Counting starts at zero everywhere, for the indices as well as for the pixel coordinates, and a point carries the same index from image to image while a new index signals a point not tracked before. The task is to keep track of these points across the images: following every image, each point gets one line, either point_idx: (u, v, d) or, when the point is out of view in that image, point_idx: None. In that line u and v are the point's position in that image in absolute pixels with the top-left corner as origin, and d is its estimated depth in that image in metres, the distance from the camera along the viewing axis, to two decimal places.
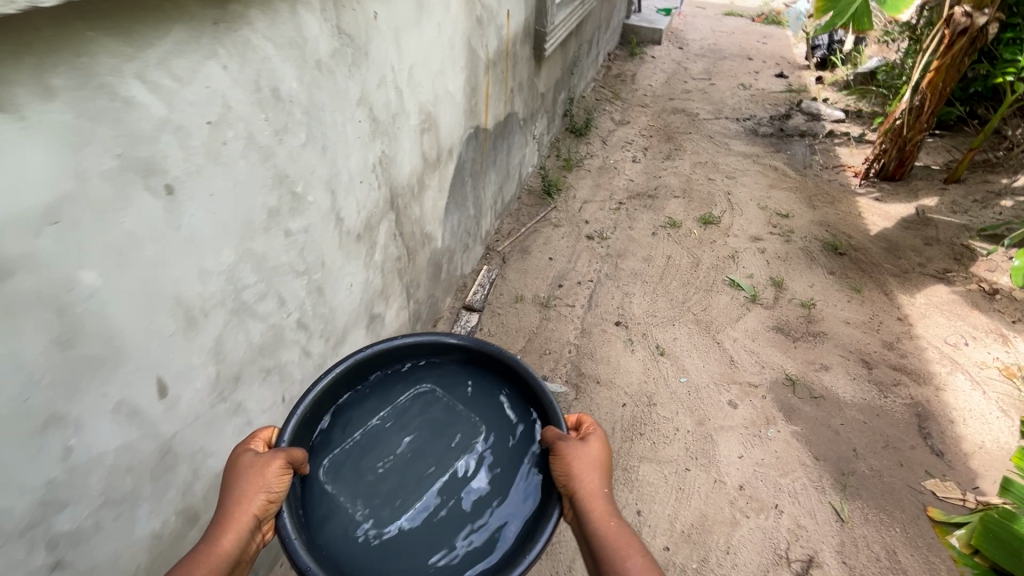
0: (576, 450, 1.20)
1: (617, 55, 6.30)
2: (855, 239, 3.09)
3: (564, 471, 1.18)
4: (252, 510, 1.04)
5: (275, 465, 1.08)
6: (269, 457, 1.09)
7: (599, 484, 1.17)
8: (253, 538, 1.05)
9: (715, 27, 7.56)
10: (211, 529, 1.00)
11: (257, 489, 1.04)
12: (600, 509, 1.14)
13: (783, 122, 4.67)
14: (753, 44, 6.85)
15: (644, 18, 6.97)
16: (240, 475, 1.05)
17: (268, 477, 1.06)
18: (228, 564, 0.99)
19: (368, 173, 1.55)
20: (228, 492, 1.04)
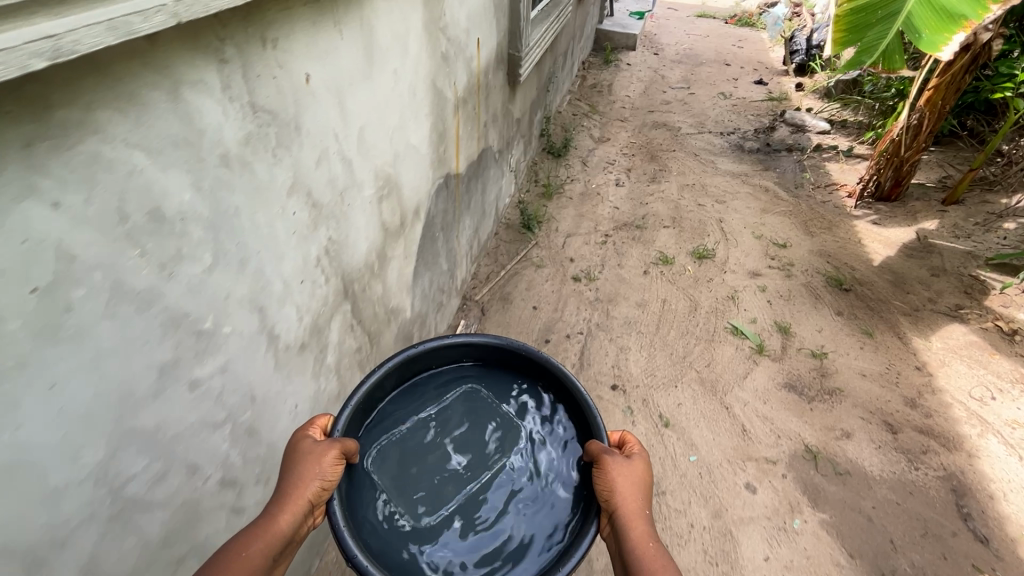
0: (618, 468, 1.23)
1: (591, 63, 6.03)
2: (858, 271, 2.89)
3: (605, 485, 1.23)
4: (307, 495, 1.09)
5: (331, 455, 1.15)
6: (327, 446, 1.15)
7: (640, 506, 1.19)
8: (304, 521, 1.10)
9: (689, 30, 7.36)
10: (270, 508, 1.04)
11: (313, 474, 1.10)
12: (638, 529, 1.14)
13: (769, 135, 4.47)
14: (730, 49, 6.67)
15: (617, 23, 6.71)
16: (299, 459, 1.12)
17: (323, 466, 1.12)
18: (281, 543, 1.03)
19: (310, 269, 1.22)
20: (288, 474, 1.10)
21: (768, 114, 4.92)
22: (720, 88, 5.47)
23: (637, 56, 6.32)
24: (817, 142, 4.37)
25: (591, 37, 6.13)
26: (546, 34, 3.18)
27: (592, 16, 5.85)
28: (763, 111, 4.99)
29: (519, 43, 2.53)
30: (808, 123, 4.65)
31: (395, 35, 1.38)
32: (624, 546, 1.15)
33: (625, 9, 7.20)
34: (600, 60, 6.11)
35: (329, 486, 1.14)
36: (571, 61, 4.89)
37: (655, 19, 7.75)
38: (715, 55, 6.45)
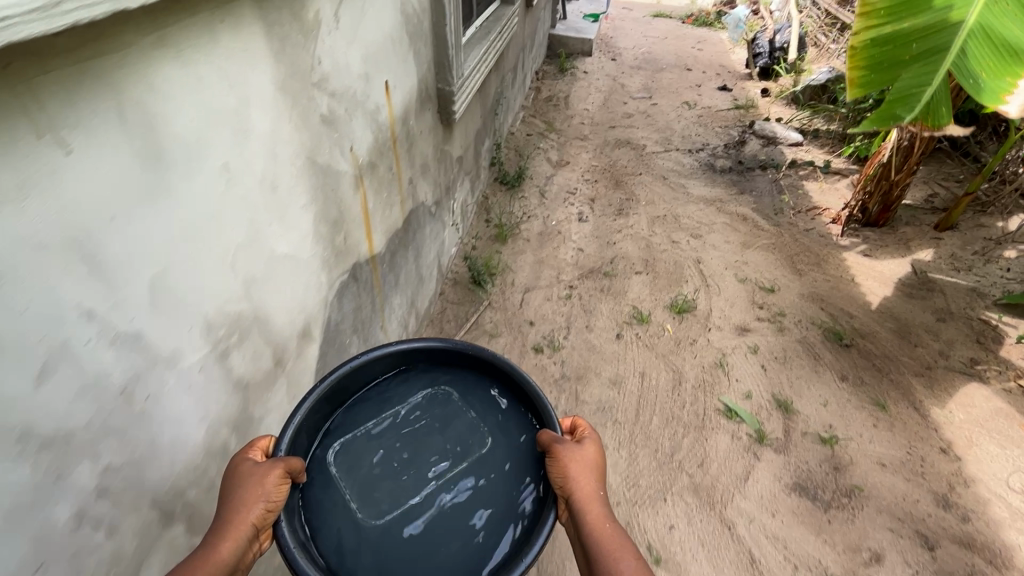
0: (570, 451, 1.09)
1: (546, 72, 5.57)
2: (857, 318, 2.53)
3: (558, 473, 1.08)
4: (251, 520, 0.95)
5: (275, 473, 1.00)
6: (270, 465, 1.00)
7: (595, 487, 1.06)
8: (250, 548, 0.96)
9: (647, 32, 6.99)
10: (208, 537, 0.90)
11: (256, 496, 0.96)
12: (595, 515, 1.02)
13: (740, 151, 4.11)
14: (689, 52, 6.32)
15: (570, 27, 6.28)
16: (237, 481, 0.97)
17: (267, 486, 0.97)
18: (226, 574, 0.89)
19: (62, 542, 0.71)
20: (224, 501, 0.94)
21: (737, 125, 4.56)
22: (684, 96, 5.10)
23: (594, 63, 5.90)
24: (791, 157, 4.04)
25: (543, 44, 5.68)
26: (488, 55, 2.71)
27: (543, 22, 5.39)
28: (730, 122, 4.63)
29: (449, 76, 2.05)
30: (780, 135, 4.31)
31: (196, 108, 0.83)
32: (583, 537, 1.01)
33: (578, 11, 6.78)
34: (554, 69, 5.66)
35: (275, 508, 1.00)
36: (522, 74, 4.42)
37: (610, 21, 7.35)
38: (675, 59, 6.09)
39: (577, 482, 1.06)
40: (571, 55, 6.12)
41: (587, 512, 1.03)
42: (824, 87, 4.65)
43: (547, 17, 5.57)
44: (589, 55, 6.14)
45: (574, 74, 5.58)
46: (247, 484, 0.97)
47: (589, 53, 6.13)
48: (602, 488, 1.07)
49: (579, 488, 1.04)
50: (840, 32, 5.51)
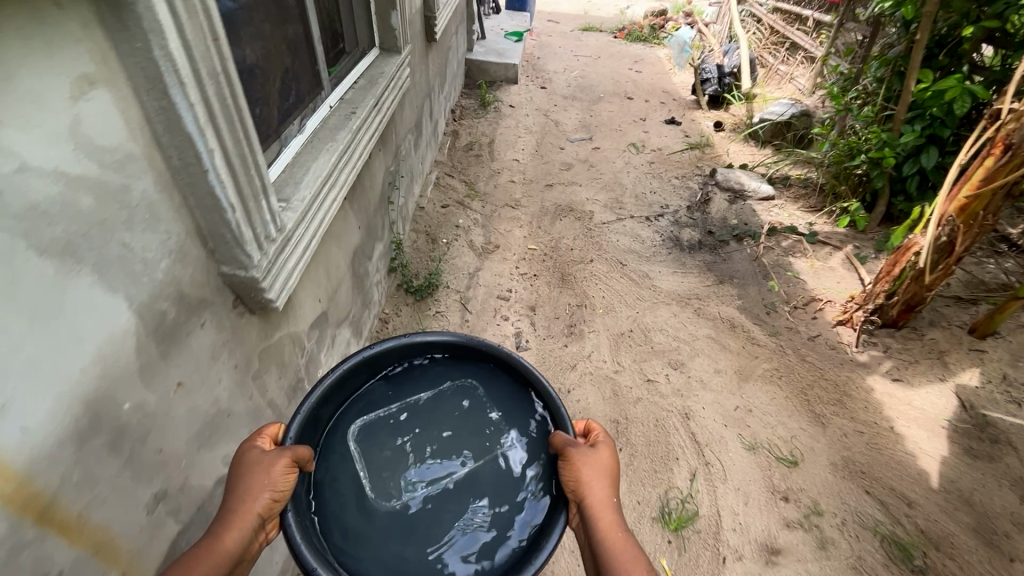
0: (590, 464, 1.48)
1: (463, 108, 4.61)
2: (918, 509, 1.81)
3: (576, 475, 1.50)
4: (255, 509, 1.32)
5: (278, 466, 1.36)
6: (273, 460, 1.37)
7: (602, 503, 1.41)
8: (255, 535, 1.33)
9: (577, 51, 6.19)
10: (219, 525, 1.27)
11: (263, 486, 1.33)
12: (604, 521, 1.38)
13: (707, 215, 3.35)
14: (627, 75, 5.58)
15: (491, 50, 5.37)
16: (249, 477, 1.34)
17: (272, 478, 1.35)
18: (233, 557, 1.25)
19: None
20: (240, 489, 1.32)
21: (696, 175, 3.82)
22: (630, 136, 4.32)
23: (521, 93, 5.00)
24: (768, 221, 3.33)
25: (458, 75, 4.72)
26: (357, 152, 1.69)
27: (455, 49, 4.43)
28: (687, 170, 3.88)
29: (251, 225, 1.30)
30: (750, 188, 3.60)
31: None
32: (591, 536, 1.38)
33: (498, 30, 5.89)
34: (474, 103, 4.71)
35: (279, 498, 1.38)
36: (430, 125, 3.45)
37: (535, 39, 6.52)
38: (612, 84, 5.31)
39: (592, 493, 1.44)
40: (493, 83, 5.20)
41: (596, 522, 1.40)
42: (787, 125, 4.05)
43: (459, 41, 4.61)
44: (514, 83, 5.25)
45: (499, 110, 4.66)
46: (253, 477, 1.36)
47: (514, 80, 5.24)
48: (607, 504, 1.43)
49: (599, 505, 1.42)
50: (791, 53, 4.97)
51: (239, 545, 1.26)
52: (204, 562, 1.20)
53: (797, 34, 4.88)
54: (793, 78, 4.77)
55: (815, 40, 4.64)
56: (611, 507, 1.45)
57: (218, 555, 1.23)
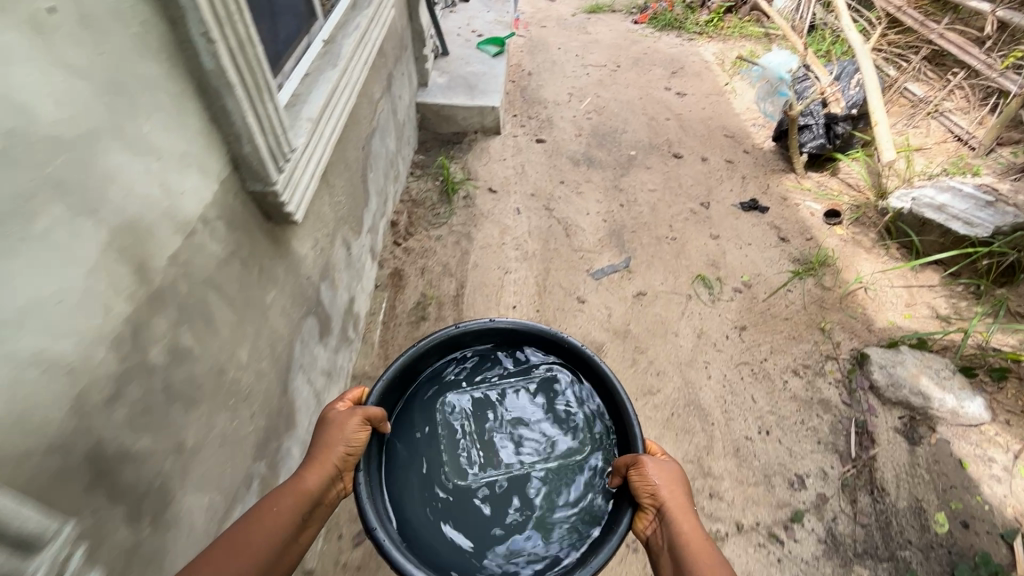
0: (652, 471, 1.19)
1: (416, 208, 2.83)
2: None
3: (645, 486, 1.18)
4: (333, 460, 1.19)
5: (354, 421, 1.24)
6: (351, 413, 1.25)
7: (687, 508, 1.14)
8: (332, 484, 1.20)
9: (586, 59, 4.26)
10: (299, 471, 1.15)
11: (350, 433, 1.22)
12: (693, 538, 1.09)
13: (888, 507, 1.70)
14: (667, 100, 3.71)
15: (458, 83, 3.49)
16: (336, 422, 1.22)
17: (346, 432, 1.21)
18: (310, 501, 1.12)
19: None
20: (326, 437, 1.20)
21: (837, 364, 2.13)
22: (692, 256, 2.59)
23: (508, 160, 3.20)
24: (1011, 518, 1.70)
25: (403, 150, 2.92)
26: None
27: (390, 118, 2.62)
28: (811, 348, 2.18)
29: None
30: (947, 410, 1.93)
31: None
32: (680, 559, 1.07)
33: (468, 42, 3.97)
34: (432, 195, 2.93)
35: (354, 453, 1.24)
36: (328, 344, 1.76)
37: (526, 40, 4.58)
38: (648, 124, 3.45)
39: (667, 498, 1.15)
40: (464, 141, 3.37)
41: (683, 536, 1.10)
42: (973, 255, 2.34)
43: (397, 95, 2.79)
44: (496, 135, 3.43)
45: (474, 205, 2.90)
46: (331, 430, 1.22)
47: (495, 130, 3.41)
48: (692, 508, 1.16)
49: (679, 526, 1.11)
50: (943, 70, 3.15)
51: (317, 490, 1.14)
52: (271, 539, 1.02)
53: (956, 40, 2.99)
54: (941, 111, 3.06)
55: (994, 58, 2.76)
56: (694, 524, 1.12)
57: (297, 499, 1.10)
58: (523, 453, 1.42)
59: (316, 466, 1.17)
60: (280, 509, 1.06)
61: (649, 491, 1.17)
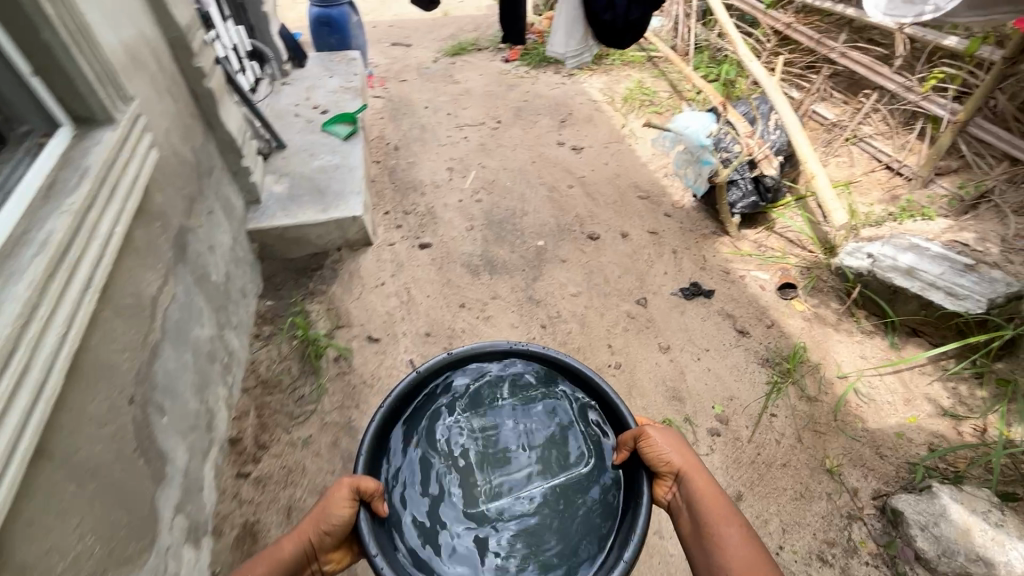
0: (665, 446, 1.14)
1: (268, 397, 2.02)
2: None
3: (663, 463, 1.12)
4: (310, 532, 1.10)
5: (343, 494, 1.07)
6: (340, 485, 1.08)
7: (694, 459, 1.19)
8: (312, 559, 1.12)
9: (461, 117, 3.62)
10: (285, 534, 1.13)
11: (334, 511, 1.06)
12: (705, 488, 1.15)
13: None
14: (564, 159, 3.16)
15: (303, 189, 2.69)
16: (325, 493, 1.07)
17: (333, 502, 1.06)
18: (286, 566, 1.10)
19: None
20: (318, 513, 1.08)
21: (866, 529, 1.63)
22: (648, 388, 2.02)
23: (387, 284, 2.47)
24: None
25: (234, 316, 2.09)
26: None
27: (196, 292, 1.80)
28: (828, 509, 1.67)
29: None
30: None
31: None
32: (696, 512, 1.14)
33: (311, 124, 3.16)
34: (289, 367, 2.12)
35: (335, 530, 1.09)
36: None
37: (385, 103, 3.85)
38: (549, 198, 2.87)
39: (678, 459, 1.15)
40: (325, 265, 2.58)
41: (696, 487, 1.15)
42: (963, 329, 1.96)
43: (207, 249, 1.96)
44: (366, 246, 2.67)
45: (351, 369, 2.14)
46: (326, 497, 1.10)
47: (363, 242, 2.65)
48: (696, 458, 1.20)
49: (697, 486, 1.15)
50: (850, 89, 2.86)
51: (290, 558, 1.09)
52: None
53: (863, 59, 2.68)
54: (860, 136, 2.75)
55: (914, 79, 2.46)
56: (702, 472, 1.18)
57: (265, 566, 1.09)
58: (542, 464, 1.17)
59: (298, 531, 1.12)
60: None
61: (667, 464, 1.13)
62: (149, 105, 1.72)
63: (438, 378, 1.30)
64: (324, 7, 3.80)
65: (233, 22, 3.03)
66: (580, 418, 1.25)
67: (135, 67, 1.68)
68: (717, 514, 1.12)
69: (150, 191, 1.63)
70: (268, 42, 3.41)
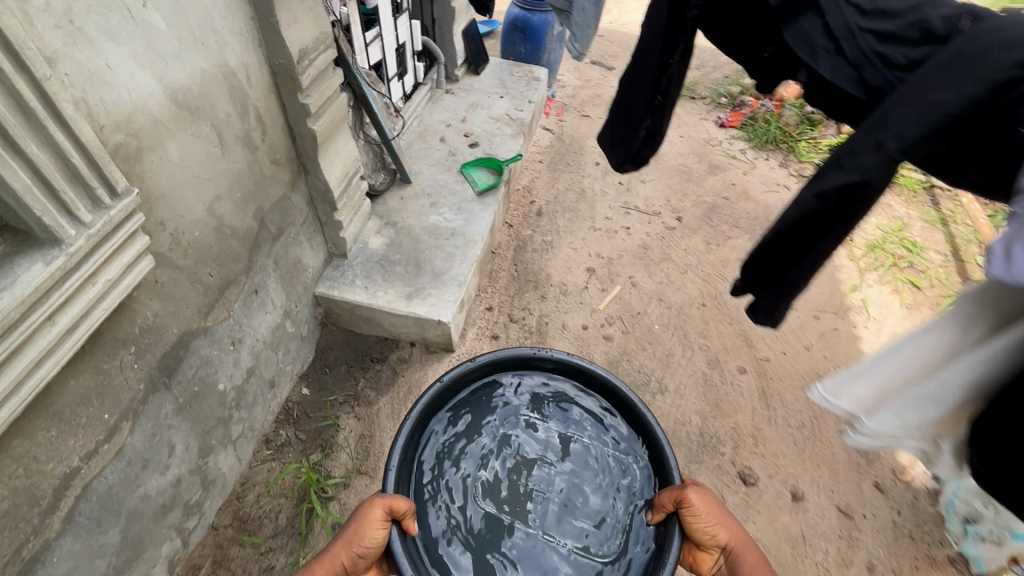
0: (708, 526, 1.13)
1: (236, 546, 1.56)
2: None
3: (705, 535, 1.15)
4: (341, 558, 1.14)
5: (376, 518, 1.12)
6: (371, 506, 1.13)
7: (738, 529, 1.18)
8: None
9: (633, 194, 2.79)
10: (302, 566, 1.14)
11: (368, 530, 1.12)
12: (752, 561, 1.15)
13: None
14: (749, 315, 2.21)
15: (402, 252, 2.14)
16: (355, 514, 1.13)
17: (373, 525, 1.11)
18: None
19: None
20: (349, 531, 1.13)
21: None
22: None
23: None
24: None
25: (241, 423, 1.63)
26: None
27: (176, 422, 1.33)
28: None
29: None
30: None
31: None
32: None
33: (452, 157, 2.58)
34: (279, 509, 1.65)
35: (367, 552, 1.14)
36: None
37: (552, 140, 3.13)
38: (703, 377, 1.99)
39: (720, 530, 1.16)
40: (389, 360, 2.04)
41: (745, 563, 1.15)
42: None
43: (227, 347, 1.49)
44: (445, 352, 2.06)
45: None
46: (357, 523, 1.12)
47: (443, 346, 2.04)
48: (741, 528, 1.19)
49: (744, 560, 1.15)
50: None
51: None
52: None
53: None
54: None
55: None
56: (749, 546, 1.17)
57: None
58: (560, 473, 1.27)
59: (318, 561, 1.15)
60: None
61: (708, 536, 1.15)
62: (190, 172, 1.22)
63: (456, 390, 1.36)
64: (526, 10, 3.14)
65: (407, 16, 2.50)
66: (589, 421, 1.36)
67: (183, 121, 1.17)
68: None
69: (136, 303, 1.14)
70: (445, 42, 2.86)
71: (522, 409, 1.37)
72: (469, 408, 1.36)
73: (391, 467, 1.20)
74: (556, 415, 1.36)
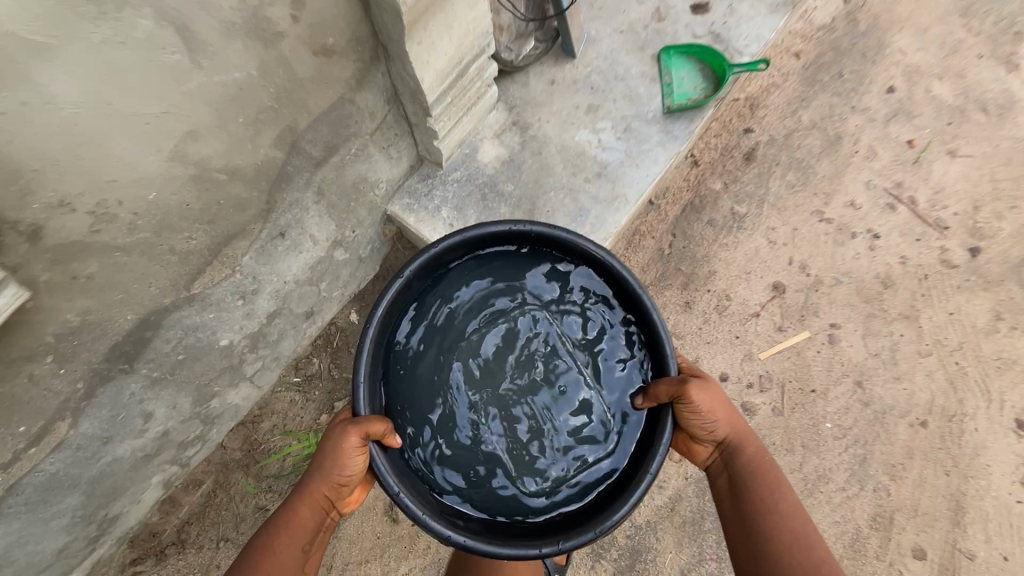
0: (709, 410, 1.02)
1: (241, 471, 1.47)
2: None
3: (706, 427, 1.03)
4: (323, 489, 1.02)
5: (349, 446, 0.99)
6: (344, 432, 0.99)
7: (736, 419, 1.08)
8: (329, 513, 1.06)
9: (919, 175, 1.67)
10: (288, 500, 1.03)
11: (347, 458, 0.99)
12: (752, 450, 1.06)
13: None
14: (987, 472, 1.39)
15: (516, 181, 1.48)
16: (329, 442, 1.00)
17: (348, 454, 0.98)
18: (309, 530, 1.01)
19: None
20: (323, 461, 1.01)
21: None
22: None
23: None
24: None
25: (260, 360, 1.37)
26: None
27: (153, 393, 1.08)
28: None
29: None
30: None
31: None
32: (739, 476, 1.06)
33: (654, 25, 1.59)
34: (290, 447, 1.50)
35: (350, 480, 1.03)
36: None
37: (840, 10, 1.82)
38: (852, 535, 1.35)
39: (718, 419, 1.04)
40: None
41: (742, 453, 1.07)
42: None
43: (233, 304, 1.13)
44: None
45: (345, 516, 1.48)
46: (331, 452, 0.99)
47: None
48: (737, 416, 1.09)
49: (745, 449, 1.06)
50: None
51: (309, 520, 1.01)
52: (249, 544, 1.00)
53: None
54: None
55: None
56: (746, 432, 1.09)
57: (276, 517, 1.04)
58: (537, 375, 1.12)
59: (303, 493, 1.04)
60: (261, 529, 1.01)
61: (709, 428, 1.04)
62: (116, 109, 0.68)
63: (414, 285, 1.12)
64: None
65: None
66: (572, 308, 1.16)
67: (71, 20, 0.59)
68: (763, 486, 1.03)
69: (40, 310, 0.76)
70: None
71: (491, 303, 1.16)
72: (430, 305, 1.15)
73: (359, 379, 1.03)
74: (535, 302, 1.16)
